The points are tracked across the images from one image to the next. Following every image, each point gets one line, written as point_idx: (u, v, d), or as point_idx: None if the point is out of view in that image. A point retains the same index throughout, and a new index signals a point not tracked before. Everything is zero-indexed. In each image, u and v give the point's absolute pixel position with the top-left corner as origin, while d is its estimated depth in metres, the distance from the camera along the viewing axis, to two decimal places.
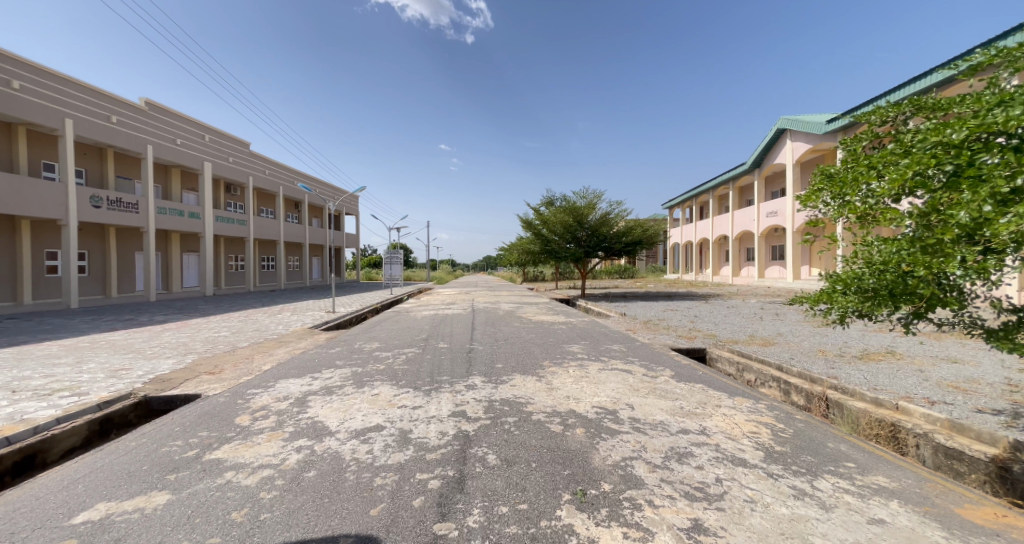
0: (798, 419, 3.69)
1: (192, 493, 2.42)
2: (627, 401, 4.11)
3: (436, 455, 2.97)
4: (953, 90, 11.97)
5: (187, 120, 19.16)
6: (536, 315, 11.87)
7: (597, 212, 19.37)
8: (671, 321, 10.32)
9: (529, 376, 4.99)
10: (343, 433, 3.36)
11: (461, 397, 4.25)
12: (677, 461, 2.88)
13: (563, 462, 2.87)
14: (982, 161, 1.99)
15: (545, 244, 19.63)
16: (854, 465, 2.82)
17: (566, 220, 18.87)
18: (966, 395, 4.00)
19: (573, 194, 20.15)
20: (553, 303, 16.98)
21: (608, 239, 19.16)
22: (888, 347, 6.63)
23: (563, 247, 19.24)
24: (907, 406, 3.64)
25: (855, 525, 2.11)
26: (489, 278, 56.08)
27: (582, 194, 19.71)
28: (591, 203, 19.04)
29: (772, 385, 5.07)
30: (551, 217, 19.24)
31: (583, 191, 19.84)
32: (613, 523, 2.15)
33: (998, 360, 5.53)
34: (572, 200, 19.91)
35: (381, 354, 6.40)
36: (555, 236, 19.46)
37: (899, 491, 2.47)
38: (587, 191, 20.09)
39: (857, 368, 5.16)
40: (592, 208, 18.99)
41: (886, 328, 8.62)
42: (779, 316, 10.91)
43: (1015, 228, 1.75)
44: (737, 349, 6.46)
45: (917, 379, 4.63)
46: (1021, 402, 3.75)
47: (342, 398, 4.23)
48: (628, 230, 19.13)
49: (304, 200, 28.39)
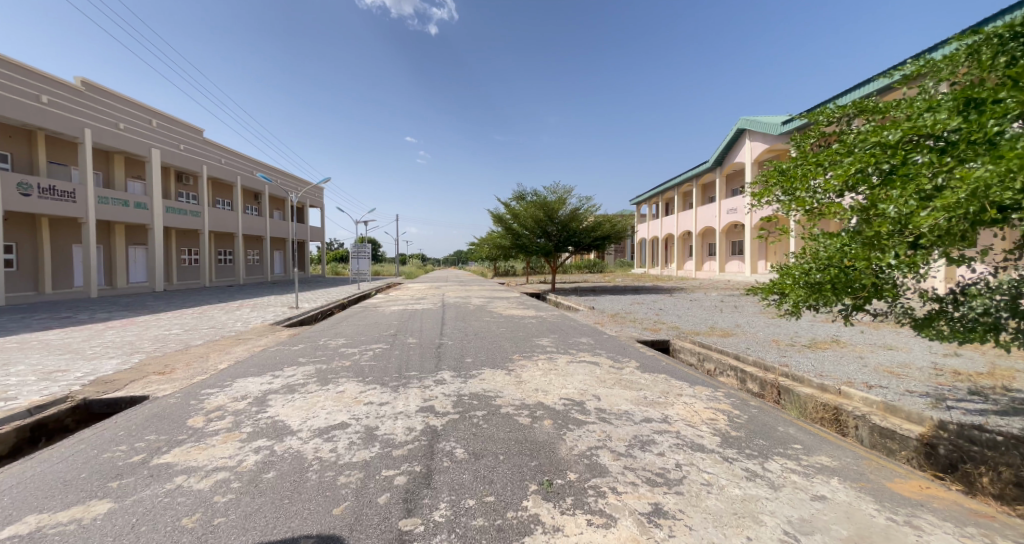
0: (753, 405, 3.89)
1: (138, 500, 2.29)
2: (595, 392, 4.19)
3: (403, 451, 2.94)
4: (892, 97, 12.91)
5: (130, 102, 17.80)
6: (508, 309, 11.94)
7: (567, 207, 19.43)
8: (637, 313, 10.67)
9: (499, 370, 4.98)
10: (305, 432, 3.24)
11: (430, 392, 4.19)
12: (640, 449, 2.97)
13: (530, 454, 2.92)
14: (913, 159, 2.21)
15: (515, 238, 19.72)
16: (800, 446, 3.00)
17: (538, 214, 18.90)
18: (899, 379, 4.35)
19: (544, 189, 20.22)
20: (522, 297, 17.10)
21: (578, 233, 19.30)
22: (834, 336, 7.10)
23: (533, 242, 19.40)
24: (848, 391, 3.91)
25: (800, 502, 2.30)
26: (458, 273, 55.74)
27: (553, 189, 19.78)
28: (561, 197, 19.07)
29: (729, 373, 5.31)
30: (523, 212, 19.18)
31: (554, 186, 19.92)
32: (578, 511, 2.23)
33: (926, 346, 6.08)
34: (543, 194, 19.95)
35: (348, 351, 6.22)
36: (526, 230, 19.49)
37: (839, 469, 2.66)
38: (557, 186, 20.17)
39: (806, 356, 5.50)
40: (563, 202, 19.01)
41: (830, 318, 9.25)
42: (737, 307, 11.52)
43: (936, 221, 1.95)
44: (698, 340, 6.72)
45: (857, 365, 4.99)
46: (946, 385, 4.11)
47: (304, 396, 4.08)
48: (596, 225, 19.45)
49: (264, 192, 27.08)
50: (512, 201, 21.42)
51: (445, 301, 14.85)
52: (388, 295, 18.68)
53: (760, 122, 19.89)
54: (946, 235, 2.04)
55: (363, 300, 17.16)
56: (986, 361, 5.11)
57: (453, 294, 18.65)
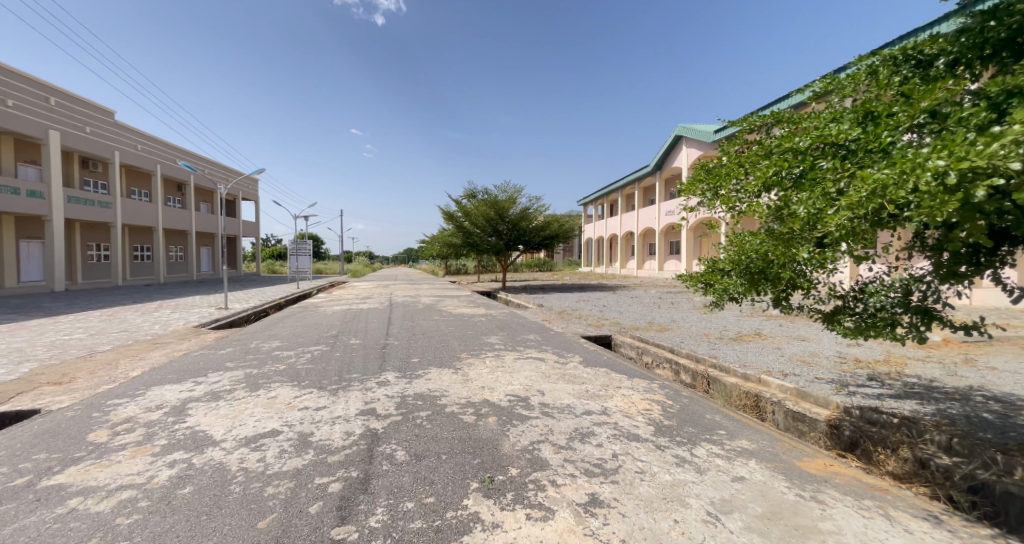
0: (684, 395, 4.14)
1: (19, 529, 2.00)
2: (540, 387, 4.26)
3: (339, 456, 2.81)
4: (805, 112, 14.25)
5: (23, 76, 15.60)
6: (457, 308, 11.87)
7: (517, 206, 19.60)
8: (582, 310, 11.02)
9: (445, 369, 4.92)
10: (230, 442, 3.00)
11: (371, 394, 4.05)
12: (580, 441, 3.06)
13: (473, 452, 2.91)
14: (820, 164, 2.50)
15: (466, 237, 19.67)
16: (725, 432, 3.23)
17: (488, 213, 18.94)
18: (809, 367, 4.82)
19: (495, 188, 20.29)
20: (472, 295, 17.04)
21: (528, 232, 19.57)
22: (756, 329, 7.75)
23: (483, 240, 19.46)
24: (767, 379, 4.27)
25: (722, 484, 2.48)
26: (410, 272, 54.30)
27: (503, 188, 19.89)
28: (512, 196, 19.21)
29: (664, 366, 5.62)
30: (473, 210, 19.16)
31: (504, 185, 20.04)
32: (517, 506, 2.25)
33: (831, 336, 6.81)
34: (493, 193, 19.99)
35: (283, 353, 5.86)
36: (476, 228, 19.50)
37: (756, 451, 2.89)
38: (508, 185, 20.31)
39: (732, 348, 5.95)
40: (513, 201, 19.15)
41: (752, 311, 10.09)
42: (673, 303, 12.26)
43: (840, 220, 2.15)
44: (637, 335, 7.05)
45: (775, 355, 5.47)
46: (846, 371, 4.61)
47: (231, 403, 3.79)
48: (545, 224, 19.79)
49: (190, 183, 24.85)
50: (462, 199, 21.27)
51: (392, 300, 14.47)
52: (330, 295, 17.86)
53: (695, 130, 21.21)
54: (848, 235, 2.26)
55: (304, 299, 16.29)
56: (880, 349, 5.81)
57: (401, 293, 18.22)
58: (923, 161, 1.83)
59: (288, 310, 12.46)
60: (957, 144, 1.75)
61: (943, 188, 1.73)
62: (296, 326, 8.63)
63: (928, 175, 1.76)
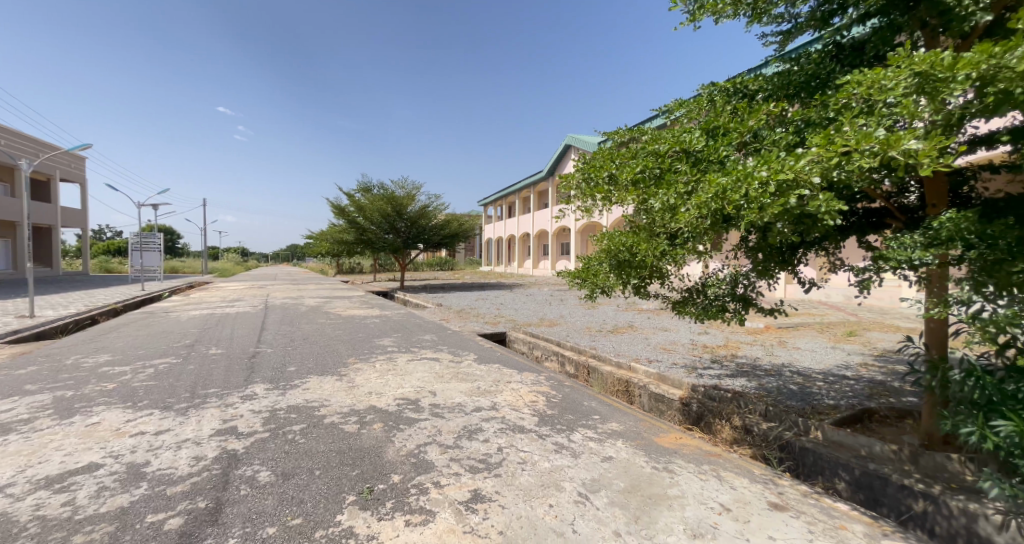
0: (567, 385, 4.44)
1: None
2: (431, 388, 4.19)
3: (184, 486, 2.41)
4: None
5: None
6: (348, 309, 11.12)
7: (416, 204, 19.12)
8: (479, 309, 11.18)
9: (328, 377, 4.56)
10: (22, 486, 2.36)
11: (233, 410, 3.56)
12: (467, 438, 3.07)
13: (352, 463, 2.73)
14: (674, 166, 2.88)
15: (360, 233, 18.69)
16: (599, 416, 3.53)
17: (385, 209, 18.21)
18: (669, 353, 5.57)
19: (392, 183, 19.52)
20: (368, 296, 16.11)
21: (427, 231, 19.24)
22: (629, 321, 8.70)
23: (379, 238, 18.66)
24: (636, 366, 4.80)
25: (593, 465, 2.70)
26: (296, 271, 47.74)
27: (401, 183, 19.20)
28: (410, 193, 18.71)
29: (552, 358, 5.98)
30: (367, 206, 18.23)
31: (402, 181, 19.35)
32: (396, 513, 2.16)
33: (686, 325, 7.95)
34: (390, 188, 19.24)
35: (116, 370, 4.83)
36: (371, 225, 18.61)
37: (623, 432, 3.21)
38: (405, 181, 19.68)
39: (609, 340, 6.58)
40: (412, 199, 18.67)
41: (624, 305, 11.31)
42: (563, 300, 13.14)
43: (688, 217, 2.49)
44: (530, 331, 7.40)
45: (643, 344, 6.20)
46: (696, 355, 5.43)
47: (27, 438, 2.98)
48: (445, 223, 19.63)
49: None
50: (356, 193, 20.07)
51: (272, 303, 12.94)
52: (192, 297, 15.29)
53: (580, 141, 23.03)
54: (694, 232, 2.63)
55: (156, 303, 13.70)
56: (721, 334, 6.96)
57: (281, 294, 16.44)
58: (751, 172, 2.21)
59: (126, 316, 10.29)
60: (774, 160, 2.15)
61: (764, 193, 2.10)
62: (139, 336, 7.18)
63: (756, 183, 2.12)
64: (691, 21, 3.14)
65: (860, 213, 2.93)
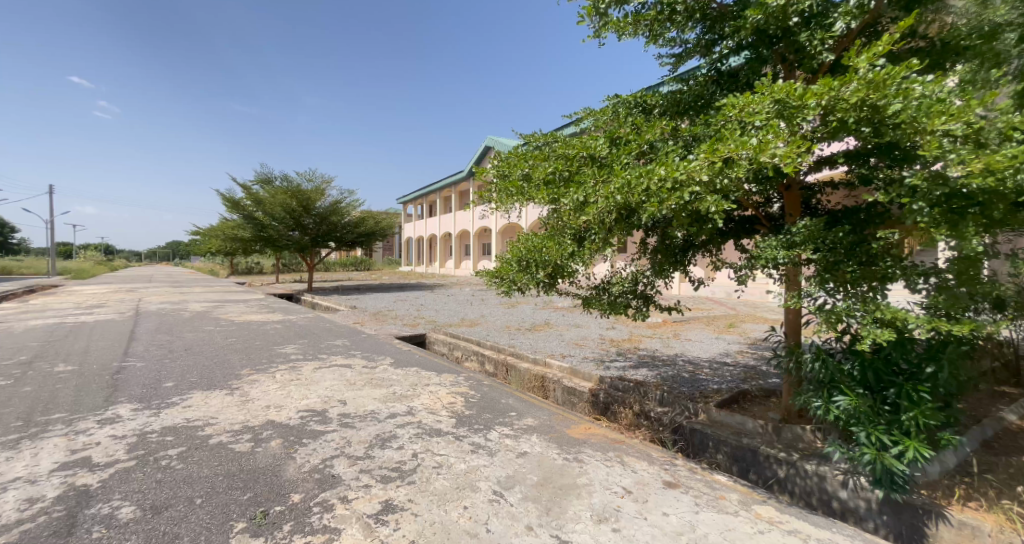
0: (485, 384, 4.47)
1: None
2: (340, 397, 3.92)
3: (8, 537, 1.94)
4: None
5: None
6: (244, 315, 9.98)
7: (326, 199, 17.78)
8: (397, 311, 10.79)
9: (217, 391, 4.04)
10: None
11: (84, 439, 2.96)
12: (380, 447, 2.92)
13: (243, 485, 2.44)
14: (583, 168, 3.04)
15: (259, 230, 17.29)
16: (515, 413, 3.60)
17: (289, 204, 16.72)
18: (581, 348, 5.89)
19: (298, 175, 17.96)
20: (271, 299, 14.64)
21: (339, 229, 18.12)
22: (545, 319, 9.05)
23: (283, 236, 17.28)
24: (552, 363, 4.99)
25: (509, 462, 2.74)
26: (178, 271, 42.63)
27: (308, 175, 17.70)
28: (320, 187, 17.29)
29: (472, 358, 5.98)
30: (268, 201, 16.74)
31: (310, 173, 17.88)
32: (295, 536, 1.98)
33: (597, 321, 8.50)
34: (296, 181, 17.72)
35: None
36: (274, 221, 17.10)
37: (538, 427, 3.31)
38: (314, 173, 18.19)
39: (527, 338, 6.76)
40: (321, 193, 17.31)
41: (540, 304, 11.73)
42: (484, 300, 13.23)
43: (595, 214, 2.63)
44: (450, 332, 7.34)
45: (558, 341, 6.49)
46: (605, 349, 5.83)
47: None
48: (359, 221, 18.59)
49: None
50: (255, 184, 18.30)
51: (149, 309, 11.12)
52: (35, 304, 12.50)
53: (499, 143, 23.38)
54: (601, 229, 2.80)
55: None
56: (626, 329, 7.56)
57: (158, 299, 14.20)
58: (652, 169, 2.42)
59: None
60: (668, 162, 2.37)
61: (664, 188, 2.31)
62: None
63: (657, 177, 2.32)
64: (596, 35, 3.32)
65: (736, 220, 3.36)
